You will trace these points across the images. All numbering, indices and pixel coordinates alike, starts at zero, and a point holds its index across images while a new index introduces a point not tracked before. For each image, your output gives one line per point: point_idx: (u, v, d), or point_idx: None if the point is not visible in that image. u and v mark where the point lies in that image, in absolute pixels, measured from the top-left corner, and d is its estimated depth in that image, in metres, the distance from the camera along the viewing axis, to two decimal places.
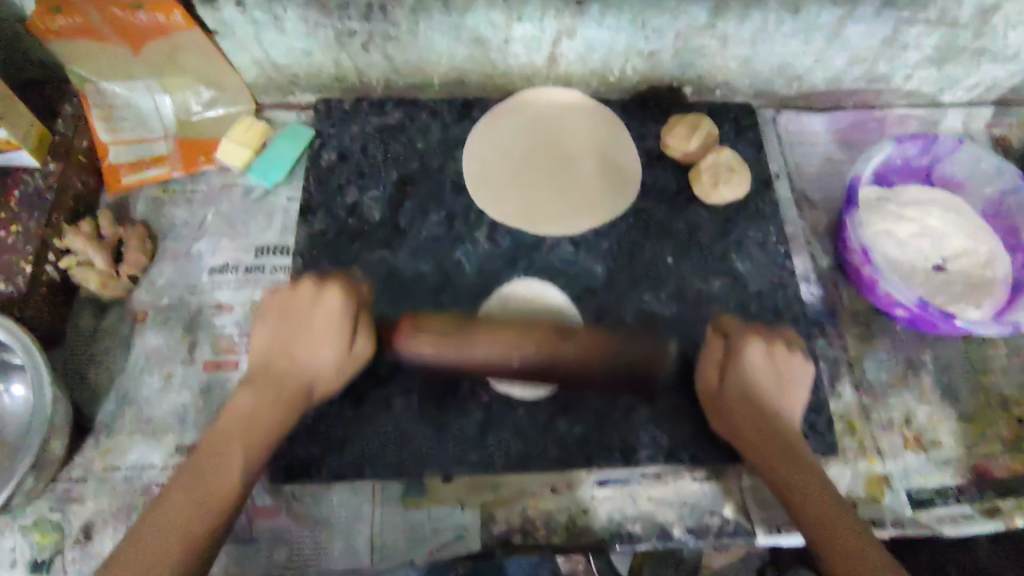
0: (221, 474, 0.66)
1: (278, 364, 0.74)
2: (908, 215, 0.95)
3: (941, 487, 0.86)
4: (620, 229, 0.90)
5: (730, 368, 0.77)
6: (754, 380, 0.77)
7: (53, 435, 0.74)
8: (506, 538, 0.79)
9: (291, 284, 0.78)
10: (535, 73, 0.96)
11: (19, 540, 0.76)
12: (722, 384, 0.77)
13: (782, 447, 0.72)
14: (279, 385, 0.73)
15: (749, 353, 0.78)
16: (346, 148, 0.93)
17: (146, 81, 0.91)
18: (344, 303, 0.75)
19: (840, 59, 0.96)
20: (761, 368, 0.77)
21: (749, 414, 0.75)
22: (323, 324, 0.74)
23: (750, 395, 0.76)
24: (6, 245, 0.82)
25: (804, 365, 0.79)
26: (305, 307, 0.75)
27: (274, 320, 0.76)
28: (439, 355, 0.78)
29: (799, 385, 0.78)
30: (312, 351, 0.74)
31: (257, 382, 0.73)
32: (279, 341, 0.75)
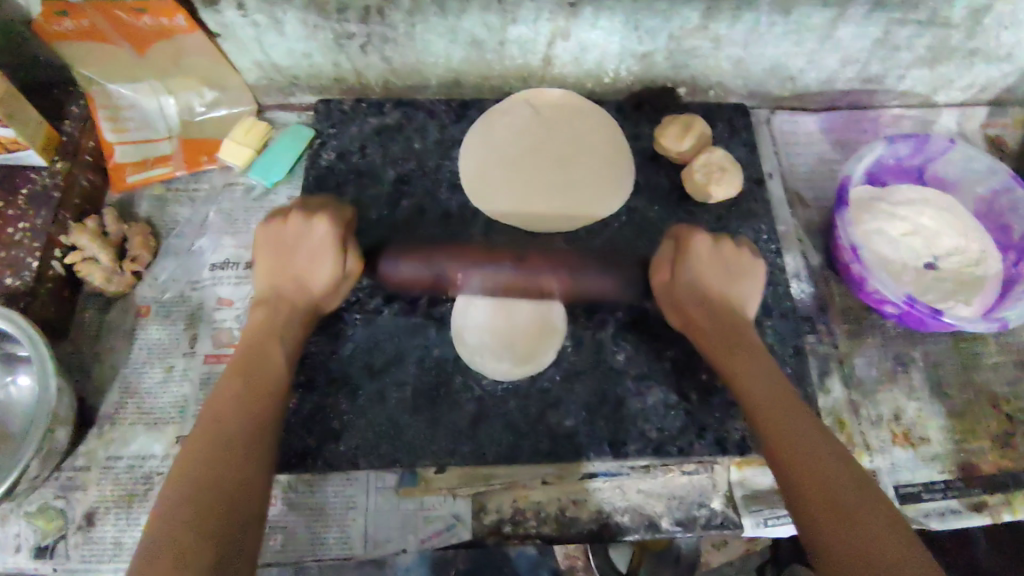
0: (264, 372, 0.71)
1: (282, 286, 0.78)
2: (900, 214, 0.96)
3: (929, 482, 0.87)
4: (613, 227, 0.92)
5: (682, 265, 0.81)
6: (706, 275, 0.80)
7: (57, 425, 0.76)
8: (496, 526, 0.81)
9: (280, 217, 0.82)
10: (531, 74, 0.98)
11: (24, 526, 0.78)
12: (676, 276, 0.81)
13: (726, 319, 0.78)
14: (289, 305, 0.77)
15: (699, 247, 0.81)
16: (345, 148, 0.95)
17: (150, 83, 0.93)
18: (333, 230, 0.79)
19: (833, 60, 0.97)
20: (708, 260, 0.81)
21: (702, 305, 0.79)
22: (317, 246, 0.79)
23: (702, 287, 0.80)
24: (14, 241, 0.85)
25: (754, 260, 0.83)
26: (297, 237, 0.80)
27: (271, 250, 0.80)
28: (419, 272, 0.85)
29: (752, 281, 0.82)
30: (311, 270, 0.78)
31: (269, 303, 0.78)
32: (279, 267, 0.79)
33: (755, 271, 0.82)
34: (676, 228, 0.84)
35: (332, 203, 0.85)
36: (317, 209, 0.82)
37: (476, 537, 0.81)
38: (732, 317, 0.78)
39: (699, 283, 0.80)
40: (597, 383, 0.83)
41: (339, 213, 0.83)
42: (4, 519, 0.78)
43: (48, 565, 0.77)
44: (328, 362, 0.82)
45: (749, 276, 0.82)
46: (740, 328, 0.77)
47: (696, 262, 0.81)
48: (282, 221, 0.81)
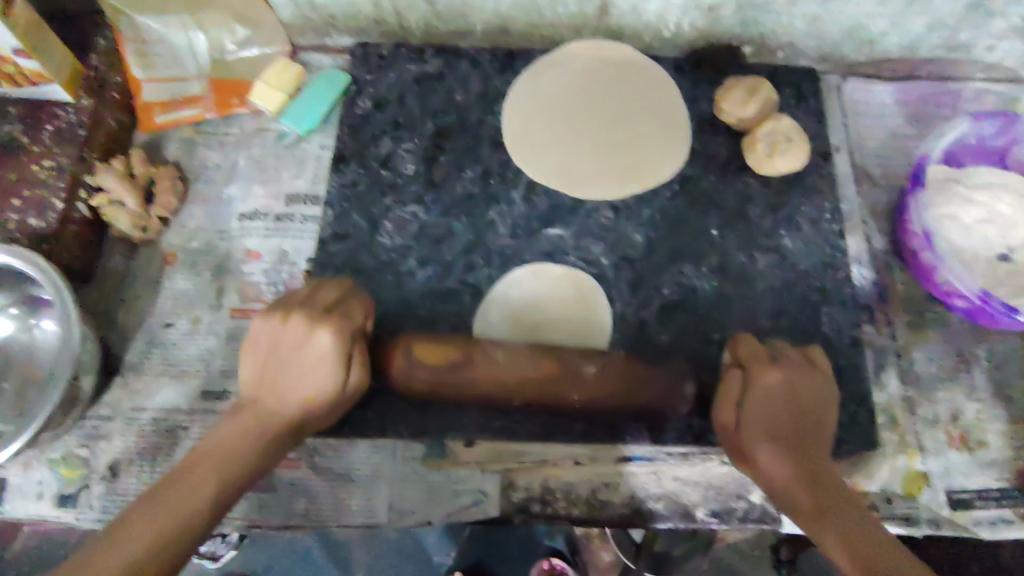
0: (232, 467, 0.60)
1: (265, 400, 0.65)
2: (977, 199, 0.85)
3: (983, 488, 0.82)
4: (665, 197, 0.85)
5: (747, 402, 0.67)
6: (771, 413, 0.66)
7: (80, 373, 0.74)
8: (525, 505, 0.79)
9: (282, 313, 0.67)
10: (584, 24, 0.90)
11: (47, 473, 0.78)
12: (743, 419, 0.67)
13: (797, 451, 0.65)
14: (264, 421, 0.64)
15: (770, 379, 0.68)
16: (383, 96, 0.89)
17: (181, 17, 0.87)
18: (337, 345, 0.64)
19: (920, 23, 0.88)
20: (782, 400, 0.67)
21: (773, 442, 0.65)
22: (313, 360, 0.65)
23: (774, 426, 0.66)
24: (38, 179, 0.82)
25: (828, 386, 0.70)
26: (293, 344, 0.65)
27: (264, 353, 0.66)
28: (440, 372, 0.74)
29: (825, 405, 0.69)
30: (303, 383, 0.65)
31: (243, 414, 0.64)
32: (264, 376, 0.66)
33: (829, 407, 0.69)
34: (736, 343, 0.73)
35: (343, 300, 0.69)
36: (323, 310, 0.66)
37: (503, 514, 0.79)
38: (808, 426, 0.67)
39: (770, 415, 0.66)
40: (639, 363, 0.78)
41: (348, 319, 0.67)
42: (28, 465, 0.78)
43: (71, 512, 0.77)
44: None
45: (825, 405, 0.69)
46: (813, 442, 0.66)
47: (769, 399, 0.67)
48: (282, 318, 0.66)
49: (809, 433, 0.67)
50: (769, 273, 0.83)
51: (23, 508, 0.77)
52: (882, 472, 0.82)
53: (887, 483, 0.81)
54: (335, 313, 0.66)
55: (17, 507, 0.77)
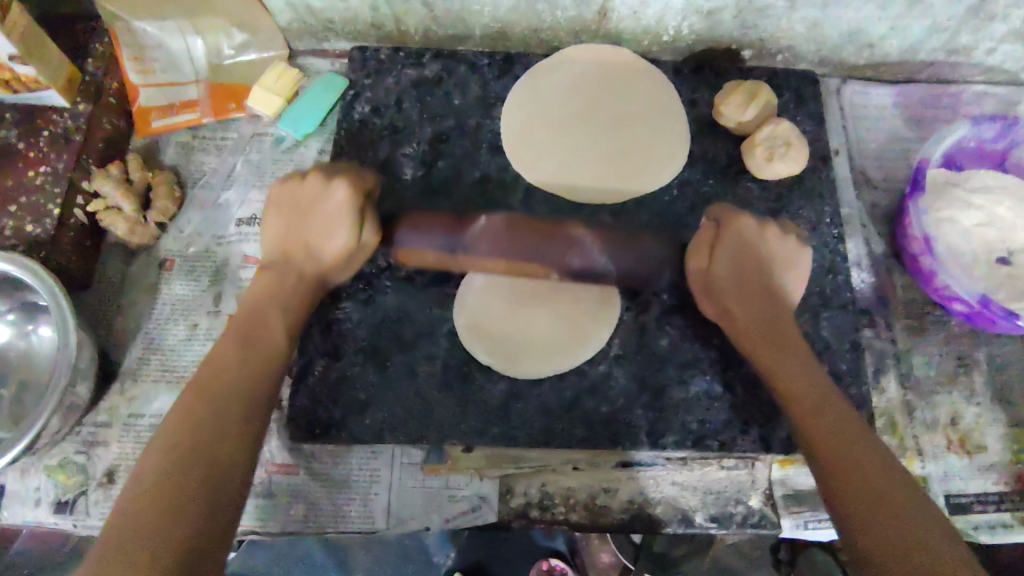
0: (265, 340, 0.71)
1: (293, 253, 0.76)
2: (976, 202, 0.85)
3: (982, 493, 0.82)
4: (664, 202, 0.85)
5: (724, 255, 0.76)
6: (743, 267, 0.76)
7: (77, 379, 0.74)
8: (524, 511, 0.79)
9: (302, 174, 0.78)
10: (583, 28, 0.90)
11: (44, 480, 0.78)
12: (715, 268, 0.76)
13: (761, 298, 0.75)
14: (291, 273, 0.76)
15: (744, 228, 0.76)
16: (382, 101, 0.88)
17: (178, 21, 0.86)
18: (349, 199, 0.75)
19: (920, 27, 0.87)
20: (752, 250, 0.76)
21: (739, 294, 0.75)
22: (330, 212, 0.75)
23: (746, 272, 0.76)
24: (34, 186, 0.81)
25: (804, 252, 0.77)
26: (313, 197, 0.76)
27: (286, 210, 0.78)
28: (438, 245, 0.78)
29: (791, 275, 0.77)
30: (324, 238, 0.75)
31: (275, 266, 0.76)
32: (289, 228, 0.77)
33: (800, 272, 0.77)
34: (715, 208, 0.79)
35: (357, 171, 0.78)
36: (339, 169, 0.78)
37: (502, 520, 0.79)
38: (770, 292, 0.76)
39: (739, 275, 0.76)
40: (639, 368, 0.78)
41: (365, 181, 0.78)
42: (25, 471, 0.78)
43: (68, 520, 0.77)
44: (356, 331, 0.78)
45: (790, 278, 0.77)
46: (773, 311, 0.75)
47: (738, 250, 0.76)
48: (299, 181, 0.78)
49: (773, 291, 0.76)
50: None
51: (21, 514, 0.77)
52: None
53: None
54: (342, 171, 0.77)
55: (15, 514, 0.77)
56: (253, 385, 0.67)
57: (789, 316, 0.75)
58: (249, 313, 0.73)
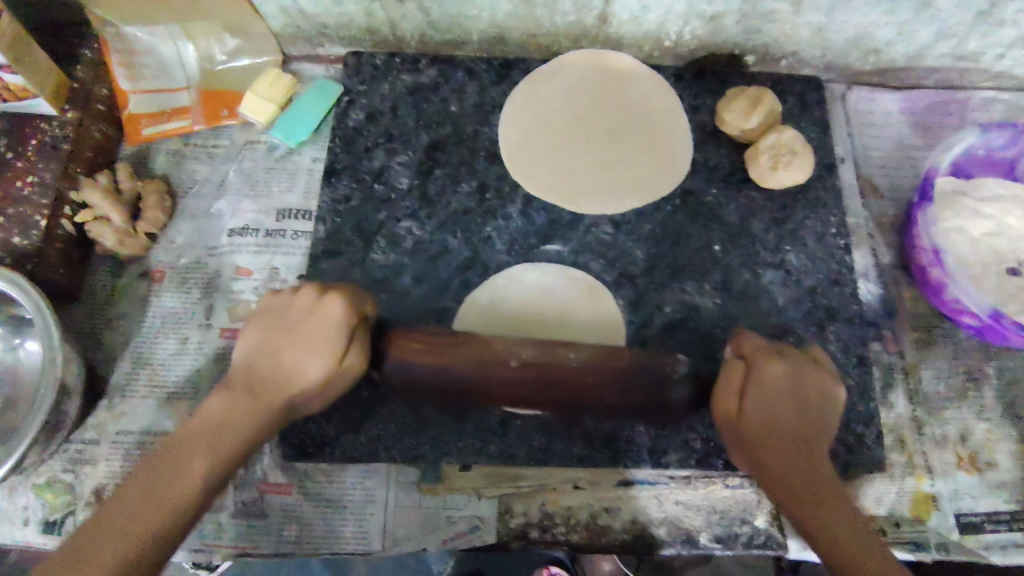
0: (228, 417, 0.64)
1: (263, 378, 0.65)
2: (985, 212, 0.83)
3: (993, 511, 0.80)
4: (666, 212, 0.83)
5: (749, 398, 0.64)
6: (777, 410, 0.64)
7: (63, 397, 0.72)
8: (523, 531, 0.77)
9: (292, 287, 0.67)
10: (583, 33, 0.87)
11: (31, 499, 0.76)
12: (745, 413, 0.65)
13: (795, 445, 0.64)
14: (261, 394, 0.65)
15: (774, 372, 0.64)
16: (377, 109, 0.86)
17: (169, 27, 0.84)
18: (346, 316, 0.63)
19: (928, 32, 0.85)
20: (784, 395, 0.64)
21: (777, 446, 0.64)
22: (314, 334, 0.63)
23: (777, 415, 0.64)
24: (21, 197, 0.79)
25: (834, 385, 0.67)
26: (300, 314, 0.65)
27: (262, 326, 0.66)
28: (423, 371, 0.70)
29: (828, 409, 0.66)
30: (298, 365, 0.64)
31: (240, 388, 0.65)
32: (264, 344, 0.66)
33: (836, 392, 0.67)
34: (739, 335, 0.68)
35: (358, 291, 0.68)
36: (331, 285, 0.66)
37: (501, 540, 0.77)
38: (804, 433, 0.65)
39: (772, 415, 0.64)
40: None
41: (361, 300, 0.67)
42: (13, 490, 0.76)
43: (56, 540, 0.75)
44: None
45: (827, 410, 0.66)
46: (808, 446, 0.65)
47: (768, 396, 0.64)
48: (289, 294, 0.66)
49: (810, 432, 0.65)
50: (773, 291, 0.81)
51: (7, 534, 0.75)
52: (890, 495, 0.80)
53: (896, 506, 0.79)
54: (340, 286, 0.66)
55: (1, 533, 0.75)
56: (173, 510, 0.59)
57: (825, 447, 0.66)
58: (216, 421, 0.64)
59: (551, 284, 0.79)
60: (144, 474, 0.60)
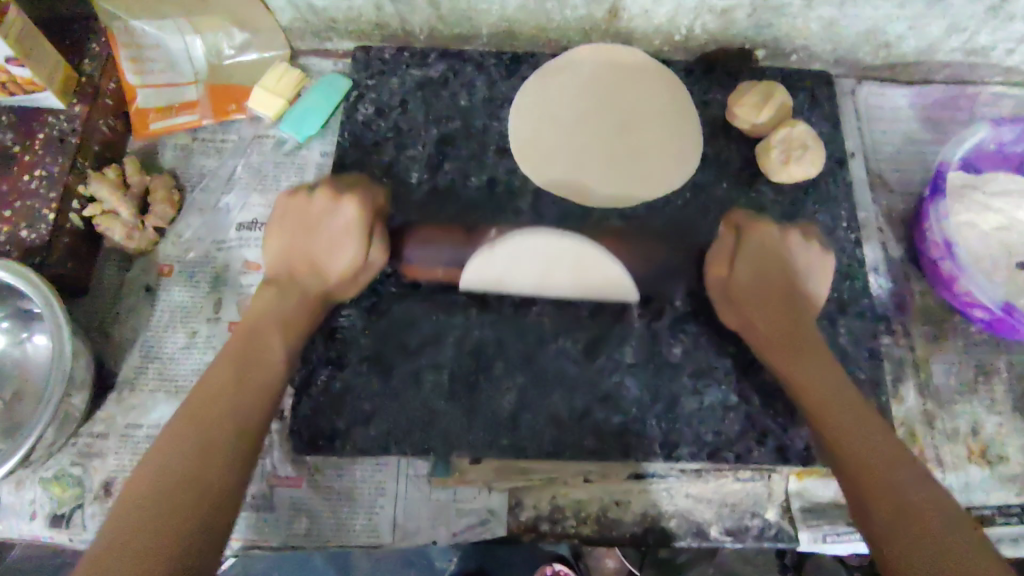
0: (265, 359, 0.66)
1: (299, 275, 0.72)
2: (995, 205, 0.83)
3: (1004, 505, 0.79)
4: (676, 206, 0.83)
5: (740, 261, 0.73)
6: (766, 275, 0.72)
7: (72, 390, 0.72)
8: (533, 524, 0.77)
9: (309, 190, 0.75)
10: (593, 27, 0.87)
11: (39, 493, 0.75)
12: (734, 276, 0.73)
13: (784, 304, 0.71)
14: (300, 289, 0.72)
15: (759, 238, 0.74)
16: (386, 103, 0.86)
17: (176, 20, 0.84)
18: (361, 218, 0.72)
19: (938, 27, 0.85)
20: (771, 259, 0.73)
21: (764, 302, 0.71)
22: (340, 230, 0.72)
23: (767, 279, 0.72)
24: (29, 190, 0.79)
25: (822, 254, 0.74)
26: (323, 215, 0.73)
27: (288, 228, 0.74)
28: (449, 256, 0.77)
29: (816, 276, 0.73)
30: (331, 252, 0.72)
31: (280, 284, 0.72)
32: (294, 245, 0.73)
33: (823, 261, 0.74)
34: (731, 214, 0.78)
35: (368, 183, 0.77)
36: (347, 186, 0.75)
37: (511, 533, 0.77)
38: (797, 299, 0.71)
39: (761, 281, 0.72)
40: (652, 378, 0.76)
41: (372, 195, 0.75)
42: (20, 483, 0.76)
43: (64, 534, 0.75)
44: (360, 339, 0.76)
45: (813, 278, 0.73)
46: (799, 308, 0.71)
47: (756, 259, 0.73)
48: (305, 198, 0.74)
49: (800, 301, 0.72)
50: None
51: (16, 528, 0.75)
52: None
53: None
54: (355, 189, 0.74)
55: (10, 527, 0.75)
56: (244, 424, 0.61)
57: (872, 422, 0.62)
58: (248, 330, 0.68)
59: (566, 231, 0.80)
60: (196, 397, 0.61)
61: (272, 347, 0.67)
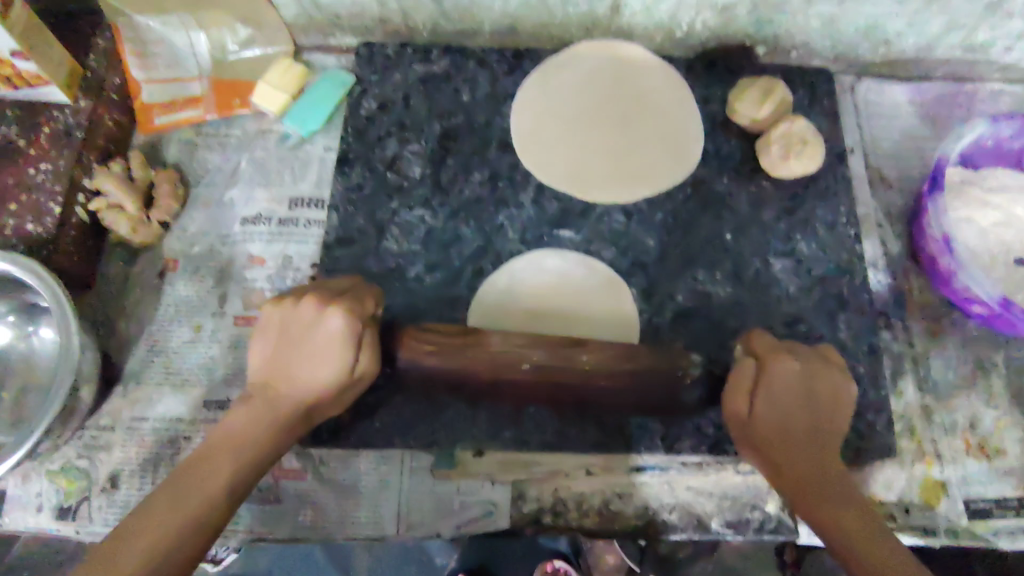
0: (209, 481, 0.59)
1: (277, 384, 0.65)
2: (993, 202, 0.83)
3: (1002, 498, 0.80)
4: (677, 201, 0.83)
5: (762, 393, 0.66)
6: (789, 406, 0.66)
7: (79, 383, 0.72)
8: (536, 516, 0.77)
9: (296, 295, 0.68)
10: (595, 24, 0.88)
11: (46, 485, 0.76)
12: (755, 410, 0.66)
13: (809, 439, 0.65)
14: (274, 406, 0.64)
15: (784, 369, 0.67)
16: (389, 98, 0.87)
17: (181, 16, 0.85)
18: (348, 328, 0.65)
19: (938, 24, 0.86)
20: (796, 385, 0.66)
21: (790, 444, 0.65)
22: (325, 342, 0.65)
23: (789, 413, 0.66)
24: (34, 183, 0.80)
25: (847, 381, 0.69)
26: (307, 326, 0.66)
27: (272, 337, 0.67)
28: (445, 361, 0.72)
29: (841, 412, 0.68)
30: (310, 369, 0.65)
31: (254, 402, 0.65)
32: (275, 358, 0.66)
33: (845, 389, 0.69)
34: (750, 336, 0.72)
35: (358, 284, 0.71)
36: (336, 292, 0.68)
37: (513, 526, 0.77)
38: (818, 425, 0.66)
39: (782, 408, 0.66)
40: None
41: (359, 301, 0.68)
42: (26, 476, 0.76)
43: (70, 526, 0.75)
44: None
45: (835, 410, 0.68)
46: (824, 444, 0.66)
47: (782, 387, 0.66)
48: (291, 303, 0.67)
49: (821, 430, 0.66)
50: (784, 279, 0.81)
51: (21, 521, 0.75)
52: (900, 481, 0.80)
53: (906, 493, 0.80)
54: (345, 295, 0.67)
55: (16, 519, 0.75)
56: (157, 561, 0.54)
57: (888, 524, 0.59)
58: (202, 453, 0.61)
59: (570, 271, 0.80)
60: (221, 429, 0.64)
61: (220, 471, 0.60)
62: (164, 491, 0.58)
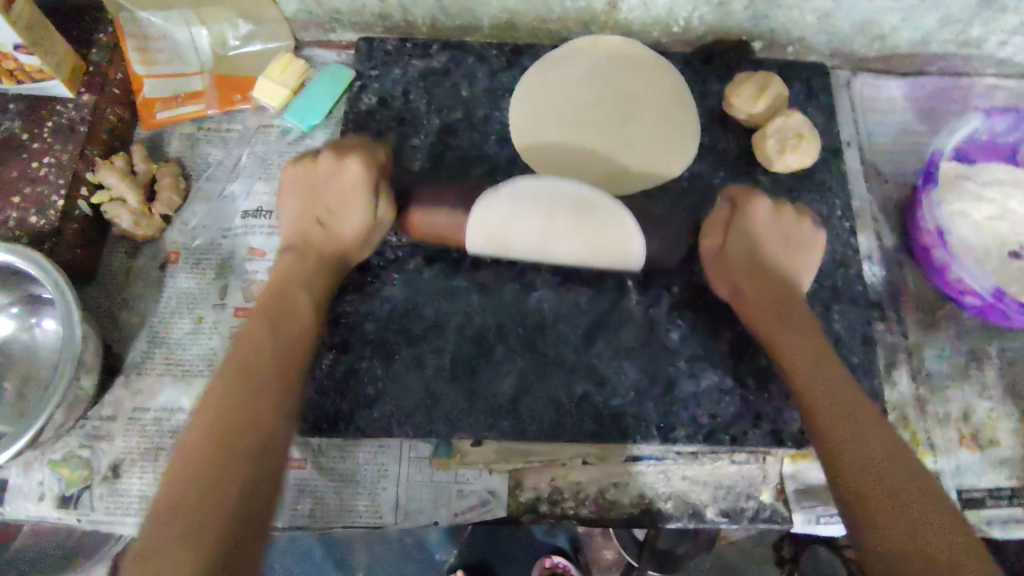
0: (250, 369, 0.65)
1: (311, 237, 0.74)
2: (988, 195, 0.84)
3: (994, 488, 0.81)
4: (673, 195, 0.84)
5: (735, 238, 0.75)
6: (758, 252, 0.74)
7: (81, 373, 0.73)
8: (533, 505, 0.79)
9: (310, 154, 0.76)
10: (593, 19, 0.89)
11: (48, 474, 0.77)
12: (727, 252, 0.76)
13: (781, 292, 0.73)
14: (318, 255, 0.74)
15: (757, 215, 0.75)
16: (389, 93, 0.88)
17: (181, 10, 0.85)
18: (366, 174, 0.73)
19: (933, 19, 0.86)
20: (766, 237, 0.75)
21: (759, 288, 0.73)
22: (347, 191, 0.73)
23: (757, 267, 0.74)
24: (38, 176, 0.81)
25: (816, 230, 0.77)
26: (325, 176, 0.74)
27: (296, 196, 0.76)
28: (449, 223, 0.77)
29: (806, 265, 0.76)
30: (342, 215, 0.74)
31: (295, 251, 0.74)
32: (303, 212, 0.75)
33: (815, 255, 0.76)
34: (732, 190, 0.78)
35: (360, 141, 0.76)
36: (343, 145, 0.75)
37: (511, 514, 0.78)
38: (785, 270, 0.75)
39: (752, 261, 0.74)
40: (648, 362, 0.77)
41: (372, 150, 0.75)
42: (28, 465, 0.77)
43: (72, 514, 0.76)
44: (363, 324, 0.78)
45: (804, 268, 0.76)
46: (792, 293, 0.73)
47: (751, 231, 0.75)
48: (310, 162, 0.75)
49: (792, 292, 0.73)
50: None
51: (24, 509, 0.76)
52: None
53: None
54: (352, 147, 0.74)
55: (18, 508, 0.76)
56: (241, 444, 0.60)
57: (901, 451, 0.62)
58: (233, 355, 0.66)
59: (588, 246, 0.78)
60: (209, 391, 0.64)
61: (261, 358, 0.66)
62: (211, 394, 0.63)
